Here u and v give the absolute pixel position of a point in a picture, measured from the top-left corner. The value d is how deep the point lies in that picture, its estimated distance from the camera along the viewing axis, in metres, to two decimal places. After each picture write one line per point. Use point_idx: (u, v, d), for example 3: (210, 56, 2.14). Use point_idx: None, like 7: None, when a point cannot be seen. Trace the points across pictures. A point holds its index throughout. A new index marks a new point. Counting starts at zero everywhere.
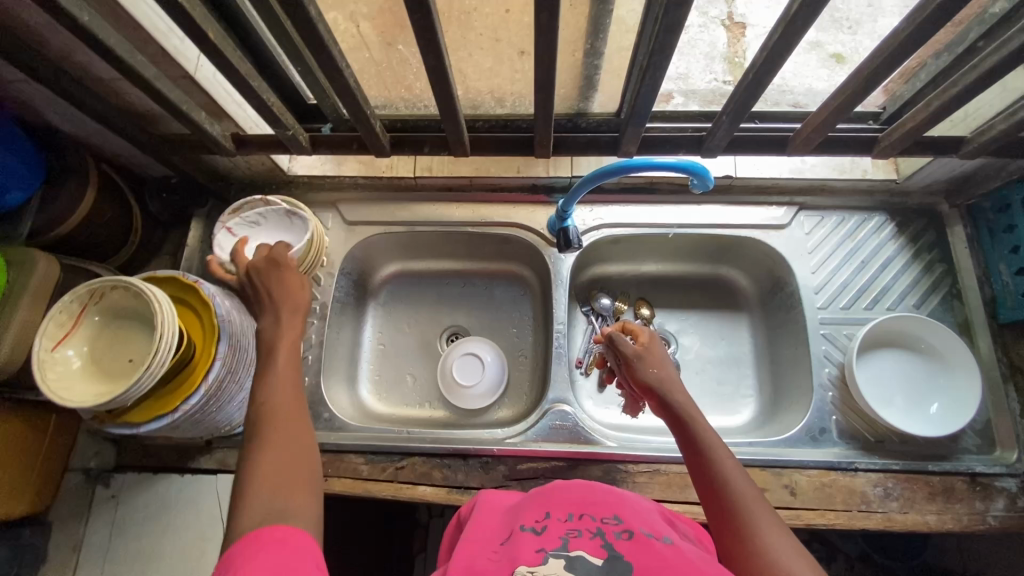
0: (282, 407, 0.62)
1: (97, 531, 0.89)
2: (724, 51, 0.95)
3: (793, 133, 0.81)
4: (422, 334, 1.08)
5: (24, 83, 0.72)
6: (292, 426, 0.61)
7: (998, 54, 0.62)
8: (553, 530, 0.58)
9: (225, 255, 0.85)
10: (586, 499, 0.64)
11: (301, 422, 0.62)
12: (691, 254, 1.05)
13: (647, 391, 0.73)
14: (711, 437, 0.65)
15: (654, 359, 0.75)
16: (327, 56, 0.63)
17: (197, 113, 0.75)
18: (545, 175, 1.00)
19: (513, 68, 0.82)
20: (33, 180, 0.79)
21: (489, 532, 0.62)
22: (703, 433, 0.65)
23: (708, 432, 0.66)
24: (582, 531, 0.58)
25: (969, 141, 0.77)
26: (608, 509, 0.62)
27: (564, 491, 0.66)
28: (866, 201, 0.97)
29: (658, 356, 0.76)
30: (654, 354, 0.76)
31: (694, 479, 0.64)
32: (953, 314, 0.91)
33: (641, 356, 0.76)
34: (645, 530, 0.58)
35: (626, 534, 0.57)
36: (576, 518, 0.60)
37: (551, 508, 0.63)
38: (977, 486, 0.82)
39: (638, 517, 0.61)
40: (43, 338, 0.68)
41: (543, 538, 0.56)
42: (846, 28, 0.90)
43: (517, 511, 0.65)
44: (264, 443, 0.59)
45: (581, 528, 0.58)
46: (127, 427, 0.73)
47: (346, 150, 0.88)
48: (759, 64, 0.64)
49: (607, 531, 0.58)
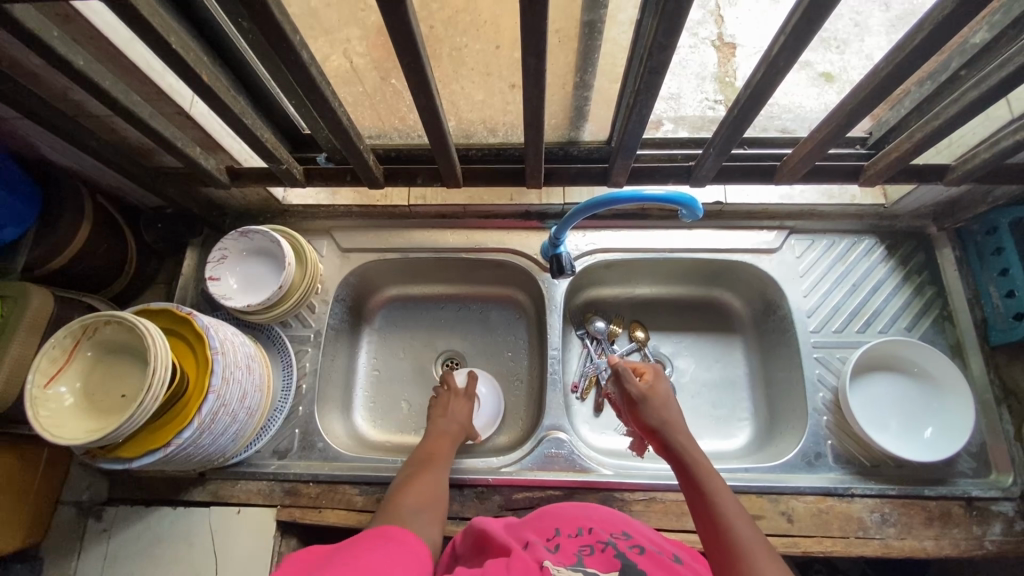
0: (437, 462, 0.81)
1: (87, 565, 0.87)
2: (715, 71, 0.95)
3: (780, 164, 0.82)
4: (416, 359, 1.08)
5: (21, 122, 0.73)
6: (438, 476, 0.78)
7: (978, 88, 0.64)
8: (567, 545, 0.61)
9: (237, 300, 0.91)
10: (590, 517, 0.67)
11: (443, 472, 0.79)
12: (684, 278, 1.06)
13: (652, 434, 0.74)
14: (715, 479, 0.66)
15: (661, 399, 0.76)
16: (320, 94, 0.64)
17: (191, 147, 0.76)
18: (538, 202, 1.01)
19: (505, 100, 0.83)
20: (28, 214, 0.80)
21: (503, 535, 0.64)
22: (706, 474, 0.66)
23: (711, 472, 0.67)
24: (593, 544, 0.61)
25: (954, 168, 0.78)
26: (615, 526, 0.65)
27: (567, 510, 0.69)
28: (855, 225, 0.98)
29: (665, 397, 0.76)
30: (660, 395, 0.76)
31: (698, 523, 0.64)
32: (946, 336, 0.92)
33: (647, 399, 0.76)
34: (653, 546, 0.62)
35: (637, 548, 0.60)
36: (586, 533, 0.63)
37: (558, 526, 0.65)
38: (973, 510, 0.82)
39: (644, 534, 0.65)
40: (35, 375, 0.68)
41: (558, 551, 0.59)
42: (834, 47, 0.91)
43: (524, 527, 0.67)
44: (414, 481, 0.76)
45: (592, 541, 0.61)
46: (119, 463, 0.72)
47: (340, 181, 0.88)
48: (744, 100, 0.65)
49: (619, 544, 0.61)
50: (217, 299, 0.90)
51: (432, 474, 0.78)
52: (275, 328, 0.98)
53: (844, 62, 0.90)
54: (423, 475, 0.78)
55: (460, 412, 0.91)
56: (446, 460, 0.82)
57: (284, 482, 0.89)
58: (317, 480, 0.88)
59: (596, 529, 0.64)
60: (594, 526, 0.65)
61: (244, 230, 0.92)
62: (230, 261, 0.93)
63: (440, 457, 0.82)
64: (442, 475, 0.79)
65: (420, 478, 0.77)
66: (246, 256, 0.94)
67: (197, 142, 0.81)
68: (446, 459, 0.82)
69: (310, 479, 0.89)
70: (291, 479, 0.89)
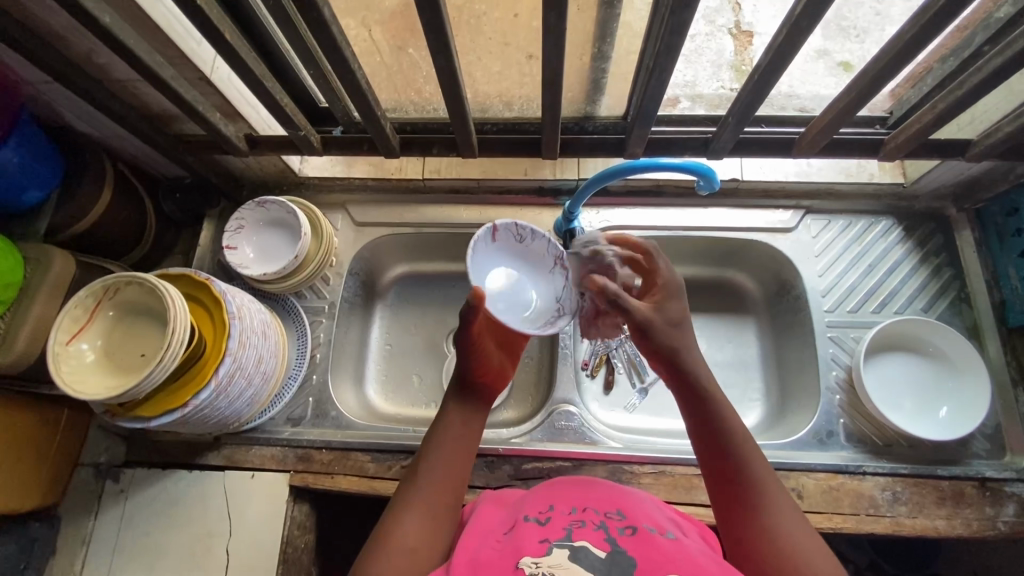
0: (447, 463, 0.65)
1: (104, 526, 0.89)
2: (731, 60, 0.91)
3: (799, 136, 0.81)
4: (428, 335, 1.08)
5: (46, 85, 0.74)
6: (450, 479, 0.65)
7: (1002, 55, 0.63)
8: (558, 521, 0.58)
9: (254, 269, 0.93)
10: (587, 493, 0.63)
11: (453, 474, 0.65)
12: (697, 258, 1.05)
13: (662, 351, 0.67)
14: (726, 404, 0.65)
15: (674, 319, 0.69)
16: (339, 55, 0.65)
17: (212, 113, 0.77)
18: (553, 176, 1.02)
19: (522, 72, 0.83)
20: (51, 179, 0.82)
21: (493, 518, 0.62)
22: (725, 408, 0.64)
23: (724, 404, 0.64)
24: (586, 523, 0.57)
25: (974, 144, 0.77)
26: (612, 503, 0.61)
27: (566, 485, 0.65)
28: (873, 205, 0.97)
29: (676, 317, 0.70)
30: (672, 316, 0.70)
31: (700, 446, 0.64)
32: (962, 318, 0.91)
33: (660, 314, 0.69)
34: (648, 526, 0.57)
35: (631, 528, 0.56)
36: (580, 512, 0.59)
37: (554, 501, 0.62)
38: (987, 491, 0.81)
39: (642, 512, 0.60)
40: (58, 332, 0.70)
41: (547, 528, 0.56)
42: (854, 36, 0.85)
43: (520, 502, 0.64)
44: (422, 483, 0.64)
45: (585, 519, 0.58)
46: (137, 422, 0.73)
47: (356, 151, 0.89)
48: (764, 65, 0.65)
49: (611, 526, 0.57)
50: (234, 267, 0.91)
51: (429, 500, 0.62)
52: (291, 300, 0.99)
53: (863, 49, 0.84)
54: (424, 489, 0.63)
55: (464, 364, 0.69)
56: (460, 456, 0.66)
57: (297, 448, 0.90)
58: (330, 447, 0.90)
59: (590, 508, 0.60)
60: (588, 503, 0.61)
61: (261, 201, 0.93)
62: (247, 231, 0.95)
63: (430, 496, 0.63)
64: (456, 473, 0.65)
65: (420, 493, 0.63)
66: (263, 226, 0.95)
67: (217, 109, 0.82)
68: (459, 464, 0.66)
69: (322, 445, 0.90)
70: (304, 445, 0.90)
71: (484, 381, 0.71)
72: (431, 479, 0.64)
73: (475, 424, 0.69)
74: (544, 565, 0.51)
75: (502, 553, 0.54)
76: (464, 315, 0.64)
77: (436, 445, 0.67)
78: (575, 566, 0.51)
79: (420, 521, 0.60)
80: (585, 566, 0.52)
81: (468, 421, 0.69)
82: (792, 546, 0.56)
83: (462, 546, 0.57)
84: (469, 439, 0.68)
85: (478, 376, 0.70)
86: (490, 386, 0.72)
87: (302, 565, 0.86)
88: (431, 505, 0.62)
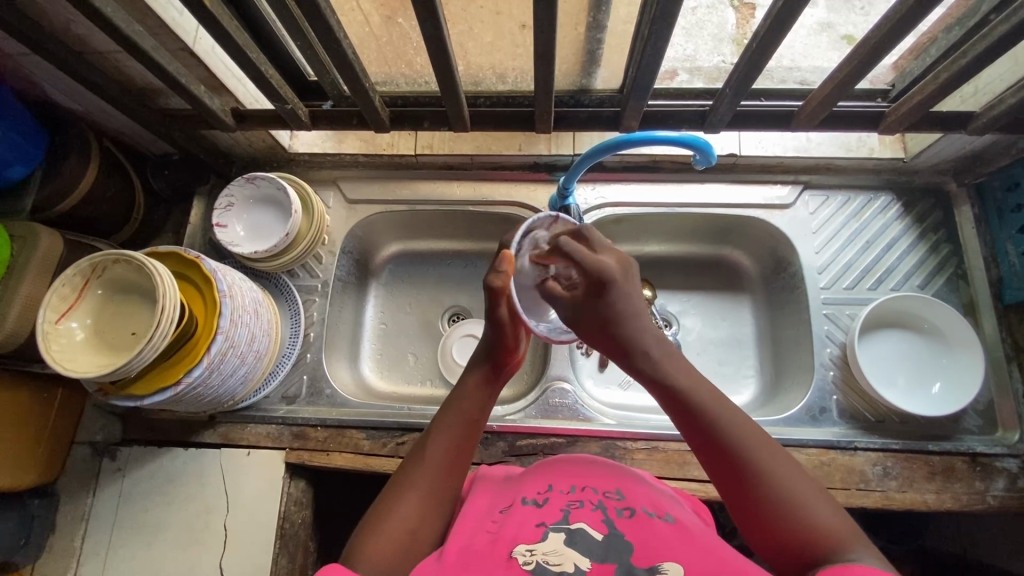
0: (455, 444, 0.61)
1: (103, 502, 0.89)
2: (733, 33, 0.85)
3: (798, 109, 0.79)
4: (423, 314, 1.08)
5: (25, 57, 0.72)
6: (454, 460, 0.61)
7: (1009, 21, 0.61)
8: (555, 502, 0.57)
9: (246, 246, 0.92)
10: (586, 473, 0.63)
11: (460, 455, 0.61)
12: (695, 234, 1.04)
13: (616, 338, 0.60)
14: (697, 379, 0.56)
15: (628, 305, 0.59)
16: (325, 25, 0.63)
17: (196, 86, 0.75)
18: (548, 152, 1.00)
19: (515, 42, 0.81)
20: (37, 155, 0.80)
21: (490, 498, 0.62)
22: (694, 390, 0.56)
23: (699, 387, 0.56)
24: (583, 503, 0.57)
25: (977, 117, 0.76)
26: (610, 483, 0.61)
27: (566, 463, 0.65)
28: (873, 180, 0.96)
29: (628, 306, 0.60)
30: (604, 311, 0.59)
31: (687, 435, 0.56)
32: (959, 295, 0.90)
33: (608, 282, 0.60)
34: (647, 508, 0.57)
35: (629, 509, 0.56)
36: (579, 490, 0.59)
37: (552, 481, 0.62)
38: (977, 465, 0.82)
39: (641, 490, 0.60)
40: (46, 311, 0.69)
41: (544, 511, 0.56)
42: (858, 8, 0.81)
43: (518, 481, 0.64)
44: (421, 465, 0.60)
45: (583, 499, 0.57)
46: (130, 400, 0.73)
47: (345, 125, 0.87)
48: (762, 34, 0.63)
49: (610, 505, 0.57)
50: (224, 245, 0.90)
51: (426, 483, 0.59)
52: (284, 278, 0.98)
53: (868, 21, 0.80)
54: (423, 470, 0.60)
55: (493, 338, 0.66)
56: (467, 436, 0.63)
57: (293, 426, 0.91)
58: (325, 424, 0.90)
59: (589, 487, 0.60)
60: (587, 482, 0.61)
61: (250, 176, 0.92)
62: (236, 208, 0.93)
63: (432, 478, 0.59)
64: (461, 455, 0.62)
65: (419, 473, 0.60)
66: (252, 203, 0.94)
67: (202, 83, 0.80)
68: (467, 441, 0.62)
69: (318, 423, 0.90)
70: (300, 423, 0.90)
71: (510, 360, 0.68)
72: (436, 461, 0.60)
73: (490, 407, 0.66)
74: (539, 553, 0.51)
75: (499, 535, 0.54)
76: (489, 284, 0.64)
77: (446, 425, 0.63)
78: (570, 551, 0.51)
79: (420, 504, 0.57)
80: (581, 550, 0.51)
81: (485, 399, 0.65)
82: (816, 517, 0.49)
83: (456, 530, 0.56)
84: (483, 415, 0.65)
85: (503, 355, 0.67)
86: (511, 371, 0.69)
87: (299, 540, 0.87)
88: (434, 487, 0.59)
